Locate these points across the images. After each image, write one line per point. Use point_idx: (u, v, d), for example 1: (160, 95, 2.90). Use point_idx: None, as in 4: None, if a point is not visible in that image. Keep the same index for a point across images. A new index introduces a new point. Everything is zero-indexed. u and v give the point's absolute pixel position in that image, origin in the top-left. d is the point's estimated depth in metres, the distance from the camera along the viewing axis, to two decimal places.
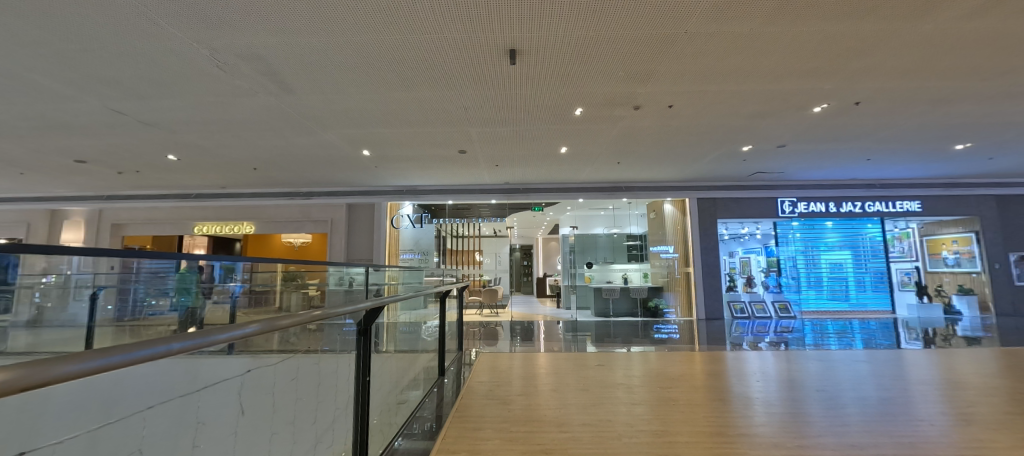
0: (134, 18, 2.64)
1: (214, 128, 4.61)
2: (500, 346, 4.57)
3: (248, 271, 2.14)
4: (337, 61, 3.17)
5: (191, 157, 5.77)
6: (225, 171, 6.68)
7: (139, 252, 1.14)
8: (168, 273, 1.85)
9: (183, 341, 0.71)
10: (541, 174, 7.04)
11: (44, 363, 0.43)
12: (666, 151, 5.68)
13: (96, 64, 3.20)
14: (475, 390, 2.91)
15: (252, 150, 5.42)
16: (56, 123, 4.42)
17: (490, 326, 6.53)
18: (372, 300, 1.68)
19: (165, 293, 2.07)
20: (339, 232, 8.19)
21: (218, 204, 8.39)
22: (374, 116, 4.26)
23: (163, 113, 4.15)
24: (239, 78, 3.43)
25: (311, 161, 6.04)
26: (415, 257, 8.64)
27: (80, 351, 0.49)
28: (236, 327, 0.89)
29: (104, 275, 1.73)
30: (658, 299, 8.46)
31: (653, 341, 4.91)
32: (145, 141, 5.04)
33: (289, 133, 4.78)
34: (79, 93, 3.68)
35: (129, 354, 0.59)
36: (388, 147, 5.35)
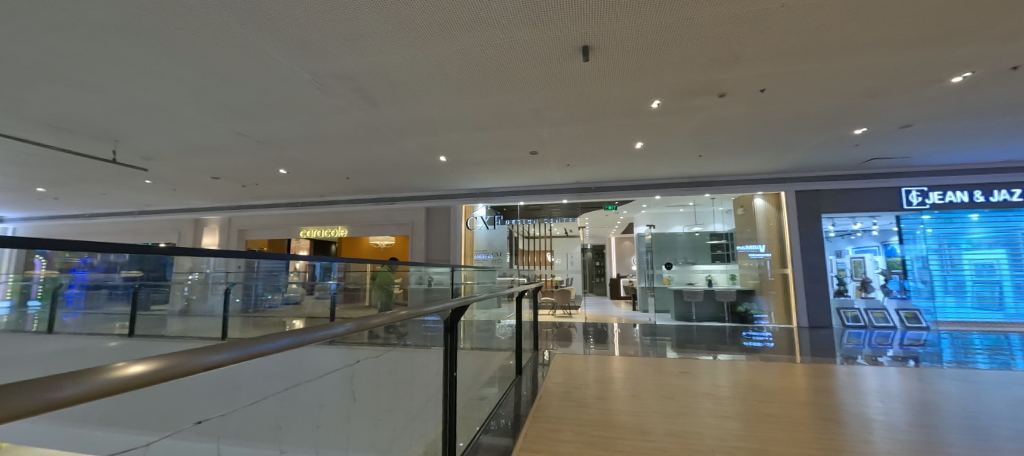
0: (253, 54, 3.09)
1: (315, 143, 5.20)
2: (574, 348, 4.52)
3: (344, 271, 2.39)
4: (416, 73, 3.38)
5: (297, 170, 6.59)
6: (323, 181, 7.50)
7: (258, 254, 1.34)
8: (280, 270, 2.22)
9: (295, 336, 0.84)
10: (614, 172, 6.83)
11: (183, 355, 0.56)
12: (755, 141, 5.16)
13: (225, 94, 3.78)
14: (551, 390, 2.91)
15: (345, 161, 6.03)
16: (199, 146, 5.32)
17: (562, 327, 6.48)
18: (457, 299, 1.77)
19: (279, 287, 2.47)
20: (418, 234, 8.76)
21: (318, 211, 9.47)
22: (451, 123, 4.47)
23: (274, 132, 4.78)
24: (333, 97, 3.82)
25: (395, 169, 6.53)
26: (488, 257, 8.82)
27: (218, 343, 0.62)
28: (337, 325, 1.00)
29: (232, 273, 2.18)
30: (748, 303, 7.75)
31: (743, 349, 4.48)
32: (261, 158, 5.85)
33: (376, 144, 5.23)
34: (212, 119, 4.38)
35: (260, 349, 0.73)
36: (462, 152, 5.58)
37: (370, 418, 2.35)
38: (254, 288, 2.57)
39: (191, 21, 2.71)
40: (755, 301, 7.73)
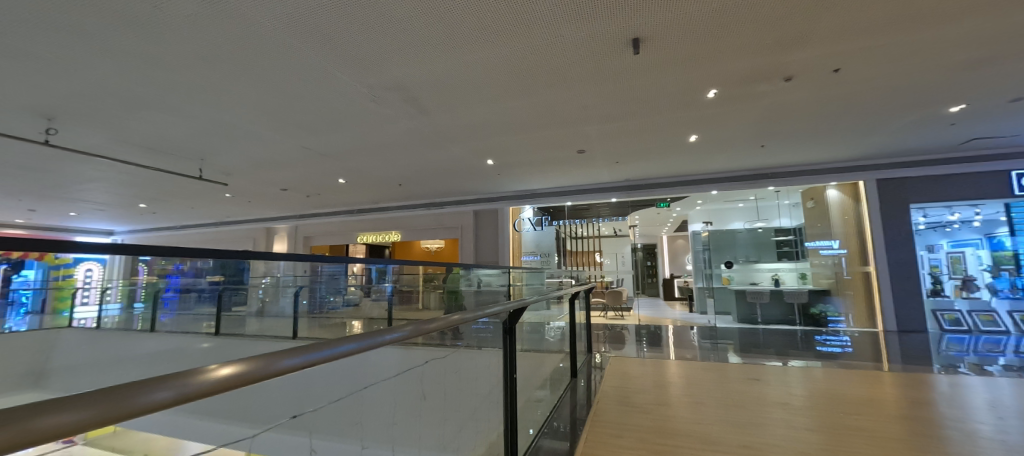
0: (317, 73, 3.32)
1: (370, 153, 5.49)
2: (626, 350, 4.40)
3: (398, 273, 2.50)
4: (466, 79, 3.46)
5: (355, 179, 7.01)
6: (377, 189, 7.91)
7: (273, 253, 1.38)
8: (341, 274, 2.38)
9: (357, 342, 0.94)
10: (665, 167, 6.58)
11: (266, 362, 0.67)
12: (825, 127, 4.74)
13: (292, 112, 4.09)
14: (608, 394, 2.86)
15: (398, 168, 6.32)
16: (270, 161, 5.82)
17: (614, 329, 6.34)
18: (513, 301, 1.85)
19: (339, 290, 2.61)
20: (467, 237, 8.99)
21: (373, 218, 10.01)
22: (498, 126, 4.53)
23: (335, 144, 5.10)
24: (387, 108, 4.01)
25: (444, 174, 6.74)
26: (536, 259, 8.86)
27: (294, 349, 0.73)
28: (393, 332, 1.12)
29: (299, 277, 2.37)
30: (823, 305, 7.13)
31: (819, 355, 4.11)
32: (323, 169, 6.29)
33: (427, 151, 5.43)
34: (281, 135, 4.76)
35: (324, 352, 0.81)
36: (509, 155, 5.64)
37: (435, 417, 2.47)
38: (318, 291, 2.70)
39: (264, 47, 2.97)
40: (830, 302, 7.08)
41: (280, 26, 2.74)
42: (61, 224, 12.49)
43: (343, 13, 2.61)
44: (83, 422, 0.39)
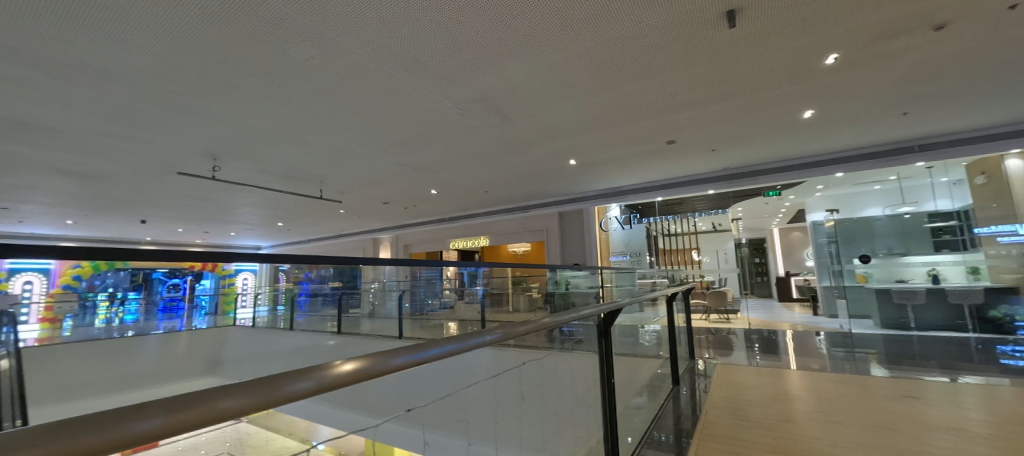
0: (410, 95, 3.65)
1: (458, 164, 5.85)
2: (736, 358, 4.01)
3: (487, 277, 2.61)
4: (546, 81, 3.50)
5: (445, 189, 7.54)
6: (465, 197, 8.39)
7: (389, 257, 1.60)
8: (436, 278, 2.55)
9: (455, 343, 0.99)
10: (771, 152, 5.85)
11: (379, 358, 0.75)
12: (997, 81, 3.77)
13: (391, 133, 4.55)
14: (720, 407, 2.68)
15: (484, 176, 6.62)
16: (374, 178, 6.55)
17: (718, 334, 5.80)
18: (608, 303, 1.78)
19: (435, 294, 2.83)
20: (553, 240, 9.03)
21: (462, 225, 10.70)
22: (580, 124, 4.48)
23: (427, 158, 5.54)
24: (472, 119, 4.24)
25: (527, 178, 6.91)
26: (626, 258, 8.74)
27: (400, 347, 0.81)
28: (484, 333, 1.14)
29: (400, 282, 2.61)
30: (1006, 307, 5.72)
31: (1008, 370, 3.25)
32: (419, 182, 6.88)
33: (510, 157, 5.60)
34: (382, 155, 5.33)
35: (432, 354, 0.90)
36: (592, 153, 5.54)
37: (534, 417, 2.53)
38: (418, 294, 2.83)
39: (367, 78, 3.35)
40: (1019, 303, 5.62)
41: (379, 58, 3.07)
42: (226, 242, 15.59)
43: (432, 37, 2.83)
44: (247, 408, 0.50)
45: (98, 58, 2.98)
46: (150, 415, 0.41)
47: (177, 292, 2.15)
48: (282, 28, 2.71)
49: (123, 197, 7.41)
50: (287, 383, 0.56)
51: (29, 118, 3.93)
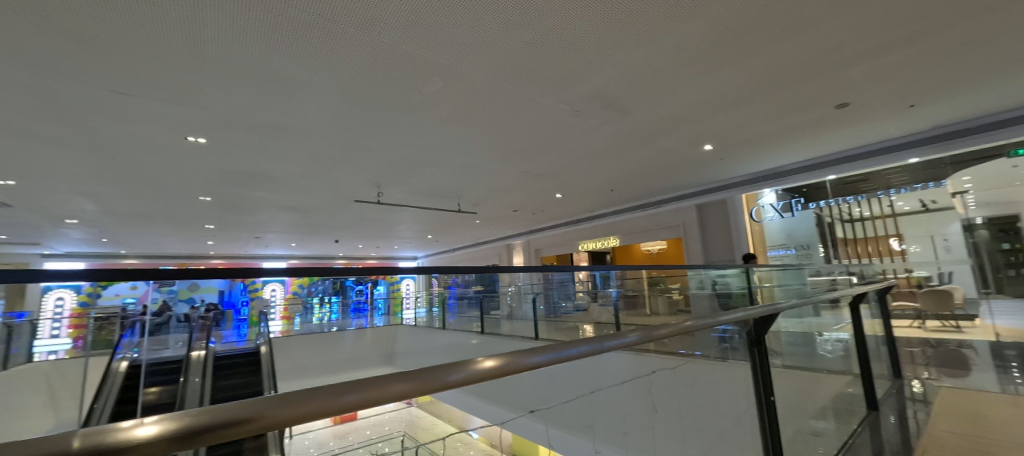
0: (528, 106, 3.83)
1: (581, 165, 5.87)
2: (977, 383, 3.00)
3: (620, 279, 2.68)
4: (667, 64, 3.25)
5: (570, 192, 7.65)
6: (591, 198, 8.37)
7: (537, 266, 2.14)
8: (569, 281, 2.71)
9: (591, 345, 0.98)
10: (1013, 94, 4.22)
11: (518, 356, 0.81)
12: None
13: (515, 145, 4.86)
14: (949, 447, 2.06)
15: (608, 175, 6.50)
16: (505, 189, 7.07)
17: (946, 346, 4.40)
18: (763, 306, 1.50)
19: (569, 295, 3.09)
20: (692, 235, 8.30)
21: (591, 226, 10.75)
22: (713, 105, 4.02)
23: (551, 164, 5.72)
24: (590, 119, 4.20)
25: (655, 171, 6.50)
26: (790, 253, 7.48)
27: (536, 348, 0.85)
28: (622, 337, 1.09)
29: (535, 285, 2.85)
30: None
31: None
32: (546, 188, 7.15)
33: (635, 151, 5.35)
34: (511, 166, 5.72)
35: (562, 354, 0.92)
36: (731, 134, 4.90)
37: None
38: (552, 296, 3.29)
39: (490, 97, 3.64)
40: None
41: (498, 77, 3.31)
42: (394, 255, 18.84)
43: (545, 44, 2.91)
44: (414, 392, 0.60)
45: (301, 121, 3.96)
46: (347, 390, 0.54)
47: (364, 296, 2.64)
48: (419, 70, 3.15)
49: (326, 223, 9.70)
50: (436, 375, 0.66)
51: (271, 172, 5.50)
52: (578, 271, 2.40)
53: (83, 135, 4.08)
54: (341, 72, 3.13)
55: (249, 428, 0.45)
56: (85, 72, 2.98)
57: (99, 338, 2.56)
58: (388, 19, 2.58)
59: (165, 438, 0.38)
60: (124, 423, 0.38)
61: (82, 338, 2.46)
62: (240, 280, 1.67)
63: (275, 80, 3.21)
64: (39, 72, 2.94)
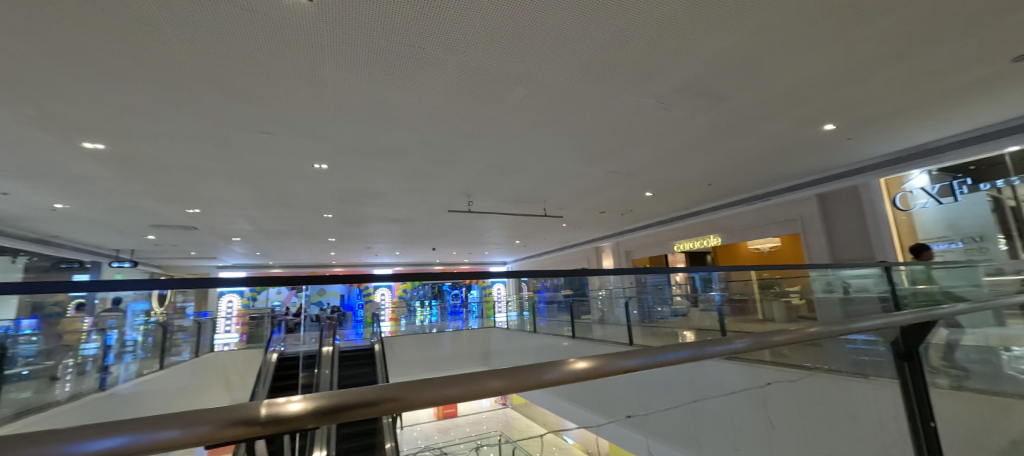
0: (611, 104, 3.75)
1: (672, 161, 5.54)
2: None
3: (723, 280, 2.52)
4: (769, 40, 2.93)
5: (660, 190, 7.25)
6: (686, 195, 7.84)
7: (635, 268, 2.12)
8: (665, 284, 2.60)
9: (693, 349, 0.94)
10: None
11: (615, 359, 0.82)
12: None
13: (600, 145, 4.80)
14: None
15: (704, 168, 6.02)
16: (591, 190, 6.99)
17: None
18: (916, 312, 1.23)
19: (665, 299, 2.97)
20: (814, 230, 7.28)
21: (686, 224, 10.03)
22: (831, 78, 3.50)
23: (639, 162, 5.51)
24: (680, 110, 3.95)
25: (762, 160, 5.82)
26: (955, 247, 6.07)
27: (632, 352, 0.84)
28: (728, 343, 1.00)
29: (627, 288, 2.78)
30: None
31: None
32: (634, 187, 6.89)
33: (736, 139, 4.87)
34: (596, 167, 5.65)
35: (662, 359, 0.90)
36: (858, 109, 4.20)
37: None
38: (647, 299, 3.15)
39: (572, 100, 3.65)
40: None
41: (579, 79, 3.31)
42: (485, 260, 19.76)
43: (627, 39, 2.83)
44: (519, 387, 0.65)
45: (401, 141, 4.41)
46: (451, 386, 0.61)
47: (459, 300, 2.78)
48: (502, 82, 3.30)
49: (424, 232, 10.62)
50: (532, 373, 0.70)
51: (379, 189, 6.22)
52: (675, 273, 2.27)
53: (243, 170, 5.09)
54: (434, 93, 3.42)
55: (389, 402, 0.55)
56: (244, 120, 3.73)
57: (256, 334, 3.16)
58: (474, 39, 2.75)
59: (309, 410, 0.49)
60: (281, 396, 0.47)
61: (246, 335, 3.06)
62: (354, 284, 1.88)
63: (380, 108, 3.64)
64: (214, 123, 3.76)
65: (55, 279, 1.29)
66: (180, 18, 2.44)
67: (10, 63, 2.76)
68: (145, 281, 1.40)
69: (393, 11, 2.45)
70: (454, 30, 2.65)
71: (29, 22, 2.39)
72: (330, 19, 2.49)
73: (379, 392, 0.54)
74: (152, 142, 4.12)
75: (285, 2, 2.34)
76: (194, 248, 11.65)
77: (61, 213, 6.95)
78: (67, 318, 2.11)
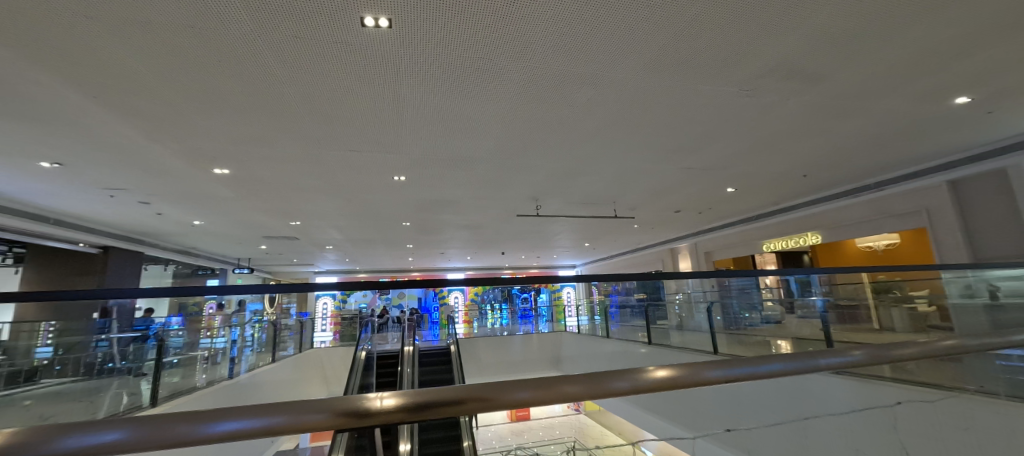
0: (687, 96, 3.53)
1: (758, 152, 5.06)
2: None
3: (824, 284, 2.24)
4: (878, 7, 2.55)
5: (746, 184, 6.63)
6: (776, 188, 7.09)
7: (720, 271, 2.00)
8: (753, 288, 2.38)
9: (800, 360, 0.85)
10: None
11: (709, 368, 0.78)
12: None
13: (675, 141, 4.54)
14: None
15: (799, 158, 5.40)
16: (665, 189, 6.64)
17: None
18: None
19: (754, 305, 2.72)
20: (946, 222, 6.14)
21: (778, 220, 9.03)
22: (966, 41, 2.94)
23: (719, 156, 5.11)
24: (768, 95, 3.59)
25: (876, 143, 5.04)
26: None
27: (725, 362, 0.80)
28: (843, 354, 0.90)
29: (709, 292, 2.60)
30: None
31: None
32: (715, 183, 6.41)
33: (840, 123, 4.28)
34: (671, 164, 5.36)
35: (761, 369, 0.83)
36: (1006, 75, 3.46)
37: None
38: (731, 306, 2.91)
39: (643, 96, 3.51)
40: None
41: (651, 74, 3.17)
42: (553, 264, 19.69)
43: (704, 27, 2.65)
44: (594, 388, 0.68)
45: (473, 150, 4.60)
46: (519, 389, 0.69)
47: (529, 303, 2.80)
48: (571, 85, 3.28)
49: (494, 237, 10.91)
50: (604, 379, 0.73)
51: (452, 197, 6.55)
52: (766, 276, 2.07)
53: (337, 186, 5.70)
54: (503, 102, 3.52)
55: (469, 401, 0.64)
56: (337, 141, 4.18)
57: (347, 332, 3.48)
58: (542, 46, 2.77)
59: (399, 413, 0.60)
60: (375, 394, 0.61)
61: (338, 333, 3.38)
62: (431, 288, 1.98)
63: (454, 121, 3.84)
64: (314, 145, 4.27)
65: (189, 286, 1.55)
66: (287, 58, 2.82)
67: (167, 109, 3.41)
68: (257, 286, 1.60)
69: (465, 28, 2.57)
70: (523, 39, 2.70)
71: (179, 75, 2.93)
72: (409, 43, 2.69)
73: (457, 392, 0.63)
74: (265, 165, 4.79)
75: (371, 32, 2.58)
76: (296, 256, 13.26)
77: (200, 228, 8.37)
78: (204, 314, 2.49)
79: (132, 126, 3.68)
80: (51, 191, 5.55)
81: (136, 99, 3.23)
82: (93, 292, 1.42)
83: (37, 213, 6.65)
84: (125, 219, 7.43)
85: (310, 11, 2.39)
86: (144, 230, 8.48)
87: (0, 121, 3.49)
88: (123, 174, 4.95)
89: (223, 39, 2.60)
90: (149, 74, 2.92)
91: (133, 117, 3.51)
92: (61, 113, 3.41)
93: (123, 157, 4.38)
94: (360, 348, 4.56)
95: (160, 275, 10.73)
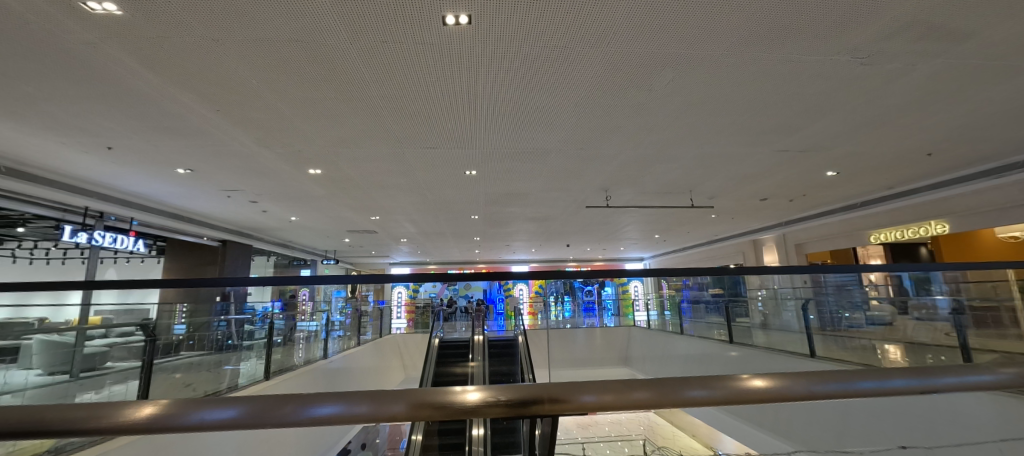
0: (783, 70, 3.20)
1: (869, 130, 4.47)
2: None
3: (947, 281, 1.94)
4: None
5: (850, 167, 5.87)
6: (890, 170, 6.18)
7: (818, 268, 1.80)
8: (853, 285, 2.09)
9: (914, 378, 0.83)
10: None
11: (797, 383, 0.84)
12: None
13: (765, 121, 4.16)
14: None
15: (922, 135, 4.68)
16: (751, 175, 6.11)
17: None
18: None
19: (857, 306, 2.40)
20: None
21: (890, 207, 7.87)
22: None
23: (819, 136, 4.58)
24: (887, 62, 3.13)
25: None
26: None
27: (814, 379, 0.85)
28: (967, 375, 0.87)
29: (800, 288, 2.34)
30: None
31: None
32: (812, 167, 5.78)
33: (984, 88, 3.60)
34: (760, 148, 4.92)
35: (852, 387, 0.85)
36: None
37: None
38: (829, 305, 2.59)
39: (731, 74, 3.24)
40: None
41: (743, 48, 2.91)
42: (620, 257, 19.09)
43: None
44: (654, 398, 0.82)
45: (544, 142, 4.61)
46: (585, 393, 0.82)
47: (592, 296, 2.70)
48: (652, 69, 3.14)
49: (560, 229, 10.86)
50: (674, 390, 0.83)
51: (523, 190, 6.64)
52: (870, 274, 1.83)
53: (415, 182, 6.04)
54: (579, 91, 3.46)
55: (532, 405, 0.80)
56: (417, 139, 4.43)
57: (421, 322, 3.50)
58: (625, 29, 2.67)
59: (483, 404, 0.79)
60: (464, 389, 0.81)
61: (412, 322, 3.34)
62: (496, 281, 2.01)
63: (527, 114, 3.87)
64: (398, 145, 4.57)
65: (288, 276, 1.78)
66: (377, 64, 3.03)
67: (275, 117, 3.85)
68: (341, 278, 1.78)
69: (547, 19, 2.56)
70: (604, 25, 2.64)
71: (286, 86, 3.29)
72: (488, 38, 2.75)
73: (534, 390, 0.81)
74: (354, 165, 5.23)
75: (451, 30, 2.67)
76: (375, 249, 14.34)
77: (296, 223, 9.35)
78: (300, 301, 2.72)
79: (246, 134, 4.20)
80: (186, 194, 6.62)
81: (251, 110, 3.70)
82: (219, 283, 1.71)
83: (175, 213, 7.97)
84: (238, 217, 8.60)
85: (400, 16, 2.53)
86: (252, 225, 9.69)
87: (155, 136, 4.24)
88: (237, 177, 5.69)
89: (323, 50, 2.85)
90: (262, 87, 3.30)
91: (248, 125, 4.00)
92: (195, 127, 4.02)
93: (238, 162, 5.04)
94: (434, 335, 4.73)
95: (264, 265, 12.57)
